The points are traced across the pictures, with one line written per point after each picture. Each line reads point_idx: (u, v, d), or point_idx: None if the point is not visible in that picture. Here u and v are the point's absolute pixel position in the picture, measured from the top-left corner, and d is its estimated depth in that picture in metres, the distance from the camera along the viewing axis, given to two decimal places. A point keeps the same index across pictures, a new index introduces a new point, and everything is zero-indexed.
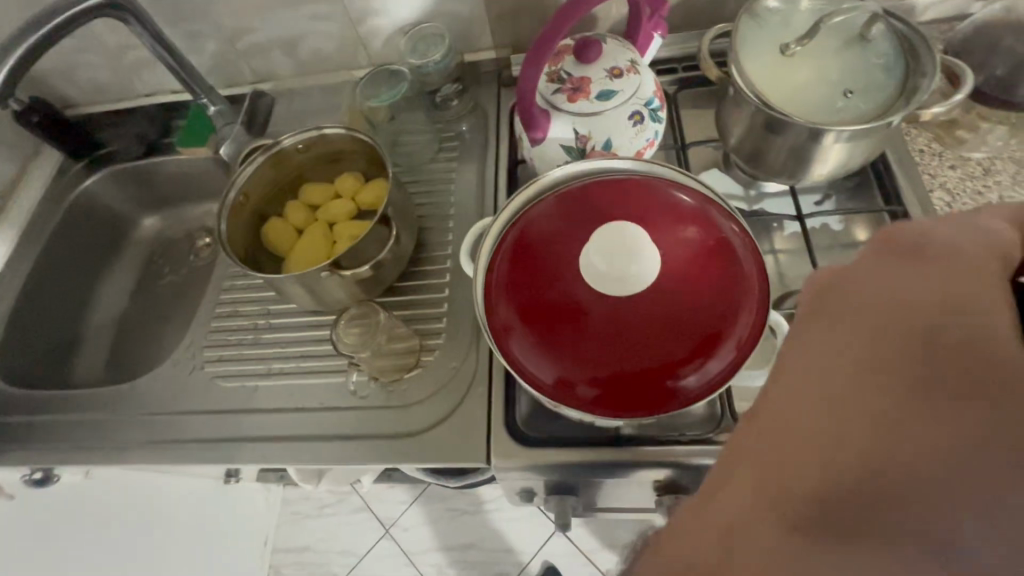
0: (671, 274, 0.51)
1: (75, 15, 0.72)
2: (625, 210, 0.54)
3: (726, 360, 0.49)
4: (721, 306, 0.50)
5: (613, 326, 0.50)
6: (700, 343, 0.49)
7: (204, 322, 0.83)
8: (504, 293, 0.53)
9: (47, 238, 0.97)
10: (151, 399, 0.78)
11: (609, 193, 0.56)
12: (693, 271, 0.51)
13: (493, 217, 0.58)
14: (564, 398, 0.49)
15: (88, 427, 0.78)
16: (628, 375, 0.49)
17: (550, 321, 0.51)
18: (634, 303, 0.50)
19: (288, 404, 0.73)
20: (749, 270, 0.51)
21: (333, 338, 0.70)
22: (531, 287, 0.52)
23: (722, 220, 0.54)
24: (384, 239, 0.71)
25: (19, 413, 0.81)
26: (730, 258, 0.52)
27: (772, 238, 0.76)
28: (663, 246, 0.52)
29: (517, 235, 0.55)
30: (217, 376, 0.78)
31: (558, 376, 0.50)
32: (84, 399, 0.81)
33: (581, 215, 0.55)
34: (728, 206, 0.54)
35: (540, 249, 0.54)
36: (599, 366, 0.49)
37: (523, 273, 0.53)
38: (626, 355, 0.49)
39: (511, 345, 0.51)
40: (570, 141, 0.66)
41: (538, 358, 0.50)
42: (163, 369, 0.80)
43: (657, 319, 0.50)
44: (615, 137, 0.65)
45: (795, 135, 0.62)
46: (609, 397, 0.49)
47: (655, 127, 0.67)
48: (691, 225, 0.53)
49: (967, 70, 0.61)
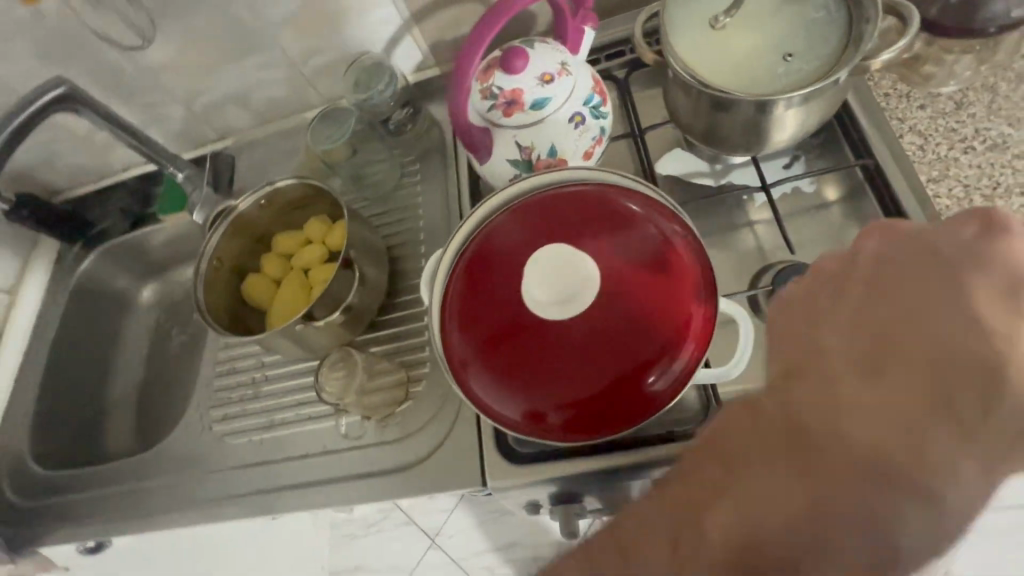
0: (616, 288, 0.51)
1: (31, 116, 0.74)
2: (566, 227, 0.54)
3: (684, 365, 0.48)
4: (674, 309, 0.50)
5: (569, 351, 0.50)
6: (657, 349, 0.49)
7: (207, 383, 0.87)
8: (461, 332, 0.52)
9: (59, 323, 1.02)
10: (173, 463, 0.82)
11: (547, 212, 0.55)
12: (641, 278, 0.51)
13: (440, 252, 0.57)
14: (536, 432, 0.49)
15: (121, 497, 0.83)
16: (594, 396, 0.49)
17: (509, 354, 0.50)
18: (587, 325, 0.50)
19: (293, 452, 0.76)
20: (697, 265, 0.50)
21: (318, 387, 0.72)
22: (486, 322, 0.52)
23: (662, 220, 0.52)
24: (351, 282, 0.73)
25: (60, 493, 0.86)
26: (676, 259, 0.51)
27: (745, 212, 0.73)
28: (608, 259, 0.52)
29: (465, 269, 0.54)
30: (226, 434, 0.81)
31: (526, 409, 0.50)
32: (116, 471, 0.86)
33: (523, 240, 0.54)
34: (669, 203, 0.53)
35: (489, 283, 0.53)
36: (564, 393, 0.49)
37: (474, 311, 0.53)
38: (588, 376, 0.49)
39: (474, 384, 0.51)
40: (516, 155, 0.65)
41: (504, 394, 0.50)
42: (178, 433, 0.84)
43: (611, 337, 0.49)
44: (559, 142, 0.65)
45: (740, 112, 0.60)
46: (578, 420, 0.49)
47: (599, 123, 0.66)
48: (632, 230, 0.52)
49: (913, 5, 0.58)
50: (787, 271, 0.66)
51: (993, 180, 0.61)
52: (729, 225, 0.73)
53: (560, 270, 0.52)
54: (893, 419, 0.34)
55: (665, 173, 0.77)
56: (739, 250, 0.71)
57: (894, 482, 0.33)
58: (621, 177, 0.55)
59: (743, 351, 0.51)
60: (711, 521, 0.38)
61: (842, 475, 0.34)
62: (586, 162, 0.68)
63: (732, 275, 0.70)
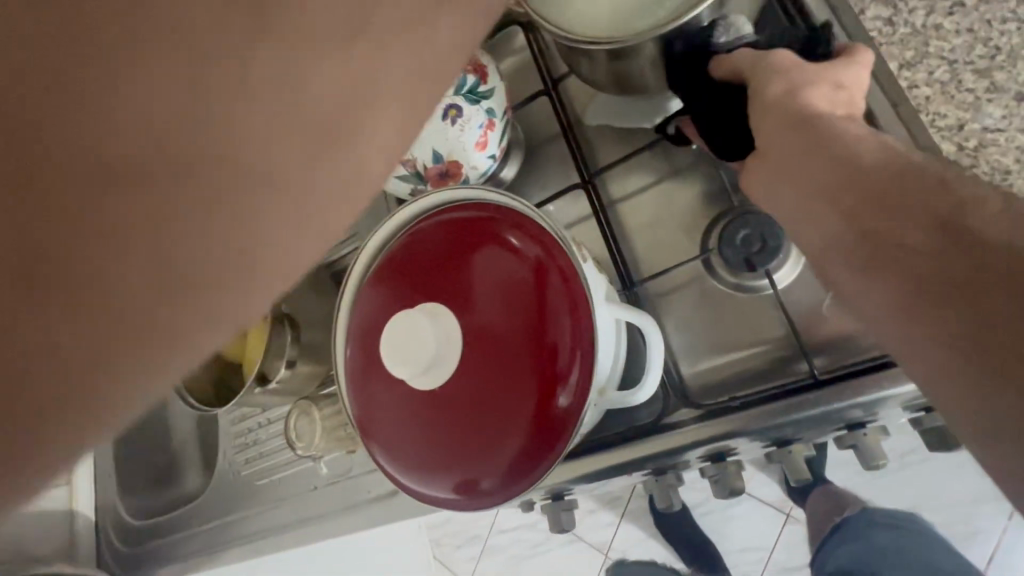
0: (496, 334, 0.46)
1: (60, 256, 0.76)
2: (428, 283, 0.49)
3: (576, 391, 0.44)
4: (547, 329, 0.45)
5: (467, 409, 0.46)
6: (545, 374, 0.45)
7: (225, 429, 0.91)
8: (373, 431, 0.49)
9: None
10: (216, 508, 0.90)
11: (417, 261, 0.50)
12: (512, 306, 0.46)
13: (334, 350, 0.53)
14: (470, 501, 0.46)
15: (188, 539, 0.92)
16: (510, 448, 0.45)
17: (421, 436, 0.47)
18: (477, 381, 0.46)
19: (306, 486, 0.81)
20: (557, 269, 0.45)
21: (290, 439, 0.71)
22: (391, 411, 0.49)
23: (509, 232, 0.47)
24: (286, 335, 0.70)
25: (146, 543, 0.98)
26: (551, 279, 0.45)
27: (687, 153, 0.62)
28: (476, 300, 0.47)
29: (358, 362, 0.51)
30: (250, 477, 0.87)
31: (456, 483, 0.46)
32: (180, 519, 0.94)
33: (398, 302, 0.50)
34: (520, 206, 0.47)
35: (378, 370, 0.50)
36: (483, 457, 0.46)
37: (372, 390, 0.50)
38: (498, 428, 0.46)
39: (403, 477, 0.48)
40: (402, 170, 0.59)
41: (430, 477, 0.47)
42: (215, 482, 0.90)
43: (503, 384, 0.46)
44: (440, 145, 0.57)
45: (647, 50, 0.49)
46: (506, 479, 0.45)
47: (483, 107, 0.57)
48: (488, 256, 0.48)
49: None
50: (741, 222, 0.57)
51: (990, 45, 0.53)
52: (671, 174, 0.63)
53: (406, 351, 0.46)
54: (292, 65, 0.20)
55: (593, 125, 0.67)
56: (688, 201, 0.62)
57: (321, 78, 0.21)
58: (469, 192, 0.50)
59: (653, 364, 0.45)
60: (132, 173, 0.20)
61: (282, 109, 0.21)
62: (485, 152, 0.60)
63: (684, 234, 0.61)
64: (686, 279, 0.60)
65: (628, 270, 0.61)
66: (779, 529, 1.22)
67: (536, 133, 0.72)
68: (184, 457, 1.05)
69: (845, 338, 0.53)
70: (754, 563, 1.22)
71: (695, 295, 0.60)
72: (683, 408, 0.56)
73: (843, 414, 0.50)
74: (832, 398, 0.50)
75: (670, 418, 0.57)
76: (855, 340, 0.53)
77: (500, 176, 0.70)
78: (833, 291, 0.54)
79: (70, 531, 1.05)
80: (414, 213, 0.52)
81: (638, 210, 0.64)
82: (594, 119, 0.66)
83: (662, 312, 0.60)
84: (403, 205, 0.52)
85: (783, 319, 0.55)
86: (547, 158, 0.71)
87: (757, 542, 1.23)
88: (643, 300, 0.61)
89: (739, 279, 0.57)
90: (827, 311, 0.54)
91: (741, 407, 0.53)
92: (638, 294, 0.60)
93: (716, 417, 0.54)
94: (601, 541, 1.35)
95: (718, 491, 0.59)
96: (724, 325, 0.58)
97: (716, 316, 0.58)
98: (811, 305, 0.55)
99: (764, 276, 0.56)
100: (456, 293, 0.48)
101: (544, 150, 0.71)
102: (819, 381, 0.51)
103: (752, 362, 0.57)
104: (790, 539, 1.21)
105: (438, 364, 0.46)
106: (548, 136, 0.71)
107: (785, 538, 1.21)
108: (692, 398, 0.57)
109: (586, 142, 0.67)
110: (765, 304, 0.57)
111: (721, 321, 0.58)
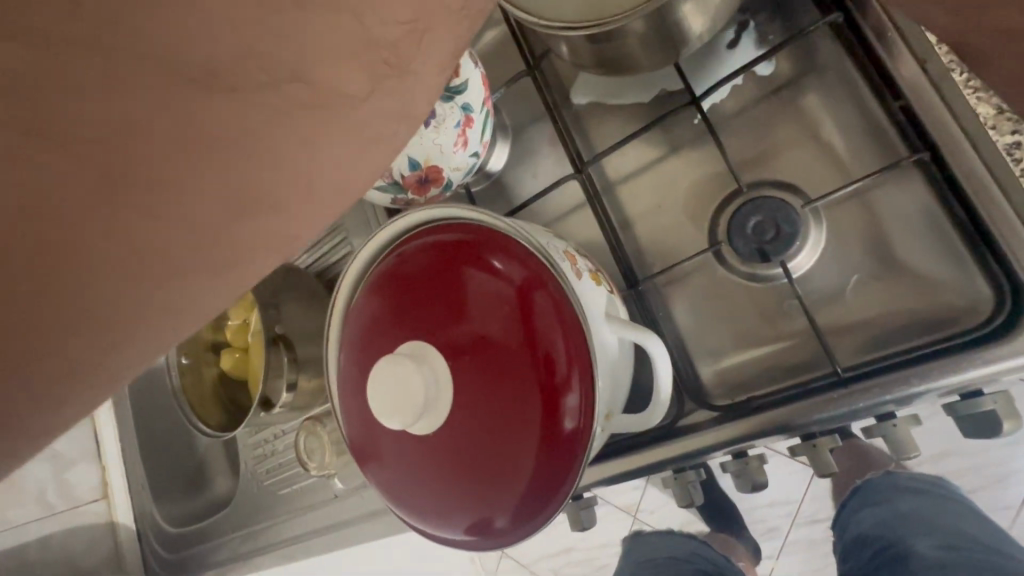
0: (487, 366, 0.43)
1: None
2: (412, 315, 0.46)
3: (579, 413, 0.41)
4: (538, 356, 0.42)
5: (468, 446, 0.44)
6: (545, 403, 0.42)
7: (244, 439, 0.92)
8: (378, 471, 0.48)
9: (119, 411, 1.10)
10: (243, 515, 0.91)
11: (395, 290, 0.47)
12: (503, 333, 0.43)
13: (327, 389, 0.51)
14: (488, 539, 0.44)
15: (220, 544, 0.94)
16: (518, 483, 0.43)
17: (426, 477, 0.45)
18: (476, 418, 0.43)
19: (322, 497, 0.80)
20: (547, 290, 0.43)
21: (302, 456, 0.74)
22: (392, 452, 0.47)
23: (493, 253, 0.44)
24: (282, 358, 0.68)
25: (183, 549, 1.00)
26: (537, 299, 0.43)
27: (686, 129, 0.57)
28: (460, 329, 0.44)
29: (353, 401, 0.49)
30: (271, 484, 0.87)
31: (468, 524, 0.44)
32: (212, 527, 0.96)
33: (381, 337, 0.47)
34: (500, 221, 0.44)
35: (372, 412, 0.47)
36: (493, 495, 0.43)
37: (372, 428, 0.48)
38: (504, 464, 0.43)
39: (411, 516, 0.47)
40: (379, 181, 0.54)
41: (441, 517, 0.45)
42: (241, 491, 0.91)
43: (502, 419, 0.43)
44: (414, 150, 0.52)
45: (636, 31, 0.45)
46: (519, 516, 0.43)
47: (457, 103, 0.52)
48: (472, 279, 0.44)
49: None
50: (751, 207, 0.52)
51: None
52: (670, 153, 0.57)
53: (395, 402, 0.41)
54: (276, 110, 0.20)
55: (583, 103, 0.61)
56: (692, 182, 0.56)
57: (311, 113, 0.20)
58: (446, 209, 0.47)
59: (663, 379, 0.44)
60: (113, 238, 0.20)
61: (270, 174, 0.21)
62: (467, 150, 0.55)
63: (689, 221, 0.56)
64: (693, 270, 0.56)
65: (631, 266, 0.57)
66: (804, 483, 1.01)
67: (521, 115, 0.65)
68: (202, 467, 1.05)
69: (870, 327, 0.49)
70: (782, 517, 1.03)
71: (703, 287, 0.55)
72: (699, 409, 0.53)
73: (877, 412, 0.46)
74: (859, 398, 0.45)
75: (683, 420, 0.53)
76: (883, 328, 0.48)
77: (486, 169, 0.64)
78: (856, 274, 0.49)
79: (116, 541, 1.08)
80: (393, 235, 0.50)
81: (637, 196, 0.59)
82: (581, 99, 0.61)
83: (669, 307, 0.56)
84: (379, 230, 0.50)
85: (802, 312, 0.50)
86: (534, 144, 0.64)
87: (783, 495, 1.02)
88: (648, 297, 0.56)
89: (751, 268, 0.53)
90: (850, 297, 0.49)
91: (764, 408, 0.49)
92: (643, 291, 0.56)
93: (733, 420, 0.50)
94: (628, 502, 1.13)
95: (740, 485, 0.56)
96: (740, 316, 0.54)
97: (730, 311, 0.54)
98: (833, 292, 0.50)
99: (779, 266, 0.51)
100: (442, 324, 0.45)
101: (529, 134, 0.64)
102: (844, 379, 0.46)
103: (772, 358, 0.52)
104: (818, 490, 1.00)
105: (431, 411, 0.43)
106: (533, 118, 0.64)
107: (813, 492, 1.00)
108: (708, 399, 0.54)
109: (575, 124, 0.61)
110: (782, 294, 0.52)
111: (736, 315, 0.54)
